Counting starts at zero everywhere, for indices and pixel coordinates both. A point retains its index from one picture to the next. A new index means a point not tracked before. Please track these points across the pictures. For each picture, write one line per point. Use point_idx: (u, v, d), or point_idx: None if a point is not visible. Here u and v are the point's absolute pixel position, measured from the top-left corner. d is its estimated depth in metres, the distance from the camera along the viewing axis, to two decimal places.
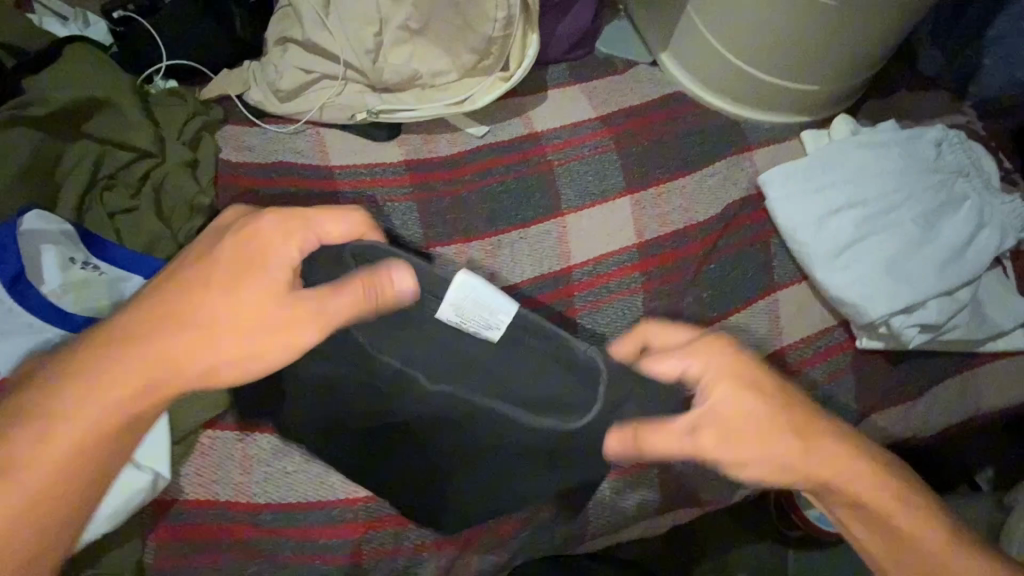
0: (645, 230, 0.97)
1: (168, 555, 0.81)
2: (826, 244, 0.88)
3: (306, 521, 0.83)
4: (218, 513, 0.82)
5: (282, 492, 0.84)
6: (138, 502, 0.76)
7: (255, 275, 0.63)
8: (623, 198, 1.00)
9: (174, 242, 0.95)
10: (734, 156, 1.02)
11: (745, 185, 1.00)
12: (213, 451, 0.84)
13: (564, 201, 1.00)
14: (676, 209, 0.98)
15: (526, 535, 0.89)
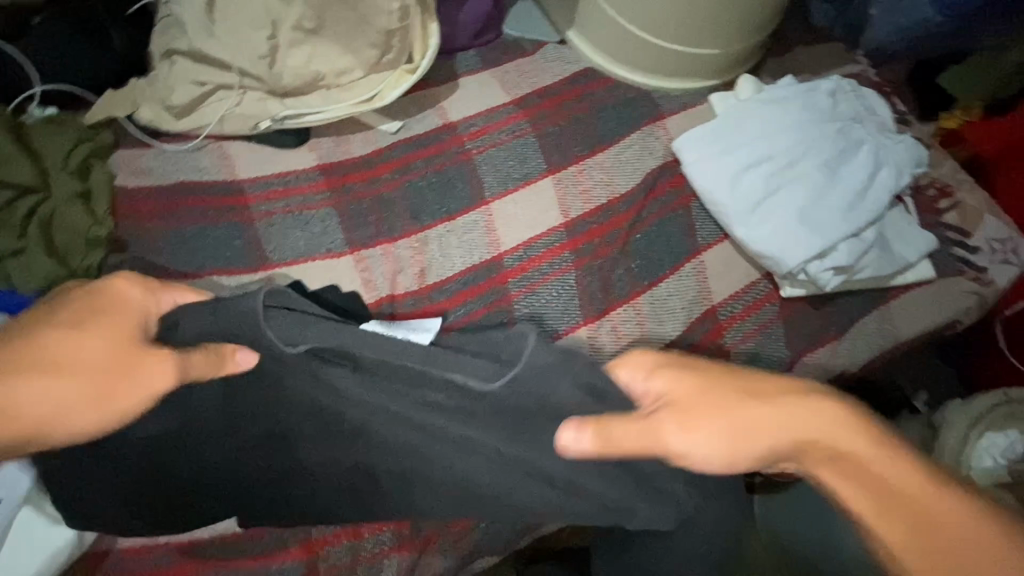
0: (571, 208, 0.99)
1: None
2: (741, 201, 0.96)
3: (255, 548, 0.78)
4: (158, 557, 0.76)
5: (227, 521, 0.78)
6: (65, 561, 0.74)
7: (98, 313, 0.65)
8: (546, 179, 1.01)
9: (75, 281, 0.84)
10: (649, 126, 1.06)
11: (661, 154, 1.05)
12: None
13: (486, 189, 0.99)
14: (598, 184, 1.01)
15: (488, 528, 0.86)
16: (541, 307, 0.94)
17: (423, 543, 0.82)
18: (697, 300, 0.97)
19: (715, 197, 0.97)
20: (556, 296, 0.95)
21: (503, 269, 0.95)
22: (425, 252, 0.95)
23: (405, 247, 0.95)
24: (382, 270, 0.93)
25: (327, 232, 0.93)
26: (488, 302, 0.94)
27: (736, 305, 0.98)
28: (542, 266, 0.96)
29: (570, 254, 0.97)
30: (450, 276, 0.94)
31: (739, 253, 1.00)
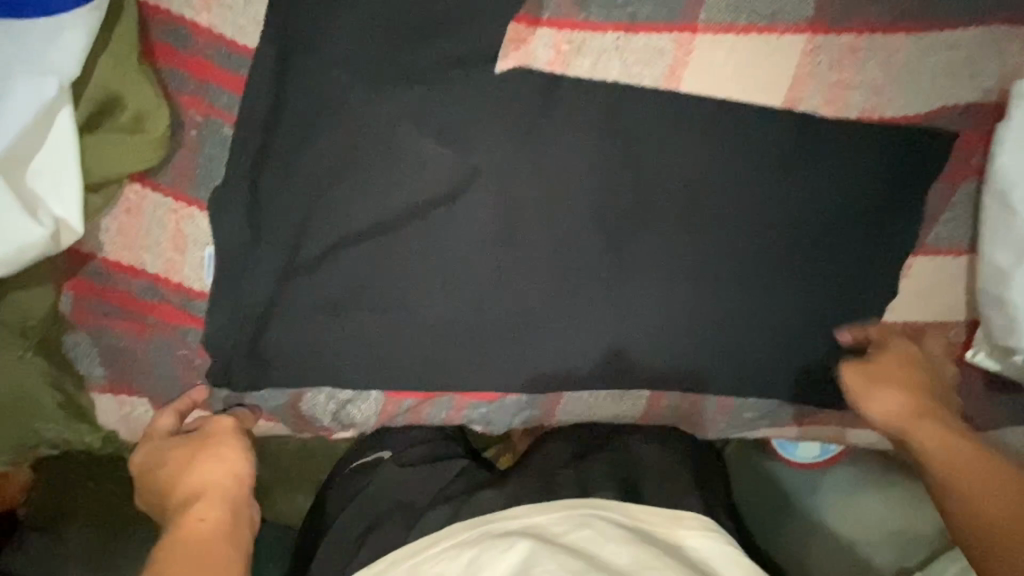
0: (801, 99, 0.65)
1: (86, 312, 0.62)
2: None
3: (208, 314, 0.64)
4: (140, 286, 0.62)
5: (220, 287, 0.62)
6: (35, 259, 0.55)
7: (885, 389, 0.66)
8: (799, 35, 0.63)
9: None
10: (1011, 29, 0.63)
11: (990, 84, 0.64)
12: (142, 214, 0.60)
13: (708, 7, 0.63)
14: (864, 85, 0.64)
15: (480, 414, 0.75)
16: (163, 291, 0.62)
17: (417, 397, 0.70)
18: (866, 308, 0.71)
19: (1011, 199, 0.62)
20: (161, 327, 0.63)
21: (125, 290, 0.62)
22: (153, 252, 0.61)
23: (544, 42, 0.62)
24: (170, 207, 0.60)
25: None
26: (116, 317, 0.62)
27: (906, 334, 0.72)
28: (134, 290, 0.62)
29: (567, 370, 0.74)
30: (129, 268, 0.61)
31: (962, 280, 0.71)
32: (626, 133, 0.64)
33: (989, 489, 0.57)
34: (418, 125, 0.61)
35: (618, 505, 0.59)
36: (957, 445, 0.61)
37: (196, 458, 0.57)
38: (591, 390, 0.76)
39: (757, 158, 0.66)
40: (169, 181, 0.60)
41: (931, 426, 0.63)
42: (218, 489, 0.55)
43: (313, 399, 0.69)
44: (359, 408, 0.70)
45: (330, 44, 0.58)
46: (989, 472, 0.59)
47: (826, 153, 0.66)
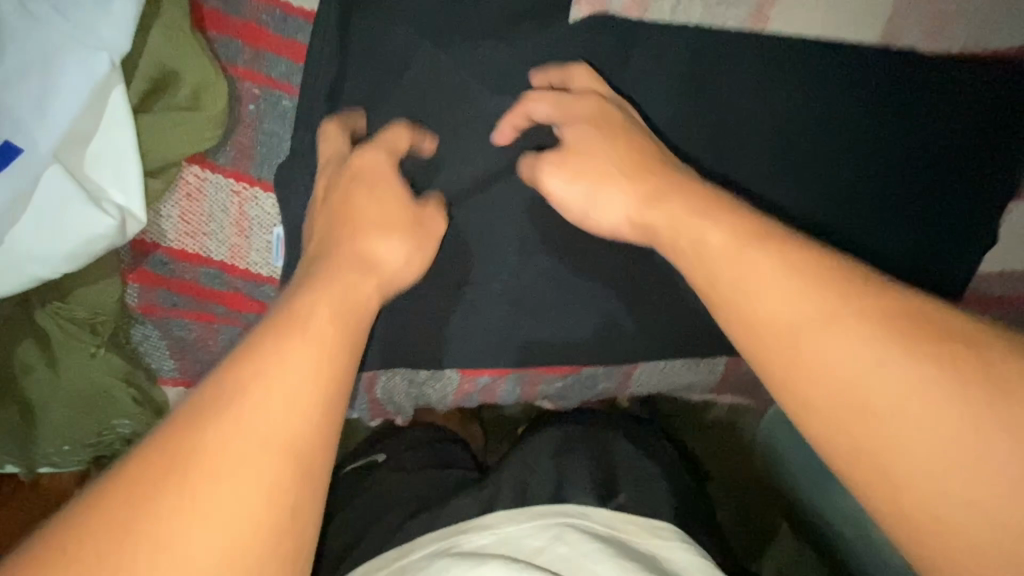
0: (901, 33, 0.59)
1: (152, 304, 0.59)
2: None
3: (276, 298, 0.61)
4: (206, 274, 0.59)
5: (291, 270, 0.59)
6: (103, 251, 0.52)
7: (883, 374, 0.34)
8: None
9: None
10: None
11: None
12: (203, 197, 0.57)
13: None
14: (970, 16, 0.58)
15: (555, 386, 0.72)
16: (228, 278, 0.59)
17: (494, 372, 0.68)
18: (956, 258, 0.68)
19: None
20: (228, 316, 0.61)
21: (189, 279, 0.59)
22: (216, 237, 0.58)
23: None
24: (230, 188, 0.57)
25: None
26: (183, 308, 0.60)
27: (992, 283, 0.71)
28: (199, 278, 0.59)
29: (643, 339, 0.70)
30: (192, 255, 0.58)
31: None
32: (707, 85, 0.60)
33: (916, 420, 0.33)
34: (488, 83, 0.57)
35: (590, 512, 0.52)
36: (885, 373, 0.34)
37: (289, 344, 0.34)
38: (666, 359, 0.72)
39: (849, 106, 0.62)
40: (229, 160, 0.56)
41: (824, 302, 0.37)
42: (308, 386, 0.33)
43: (388, 382, 0.67)
44: (436, 387, 0.68)
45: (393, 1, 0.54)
46: (862, 357, 0.34)
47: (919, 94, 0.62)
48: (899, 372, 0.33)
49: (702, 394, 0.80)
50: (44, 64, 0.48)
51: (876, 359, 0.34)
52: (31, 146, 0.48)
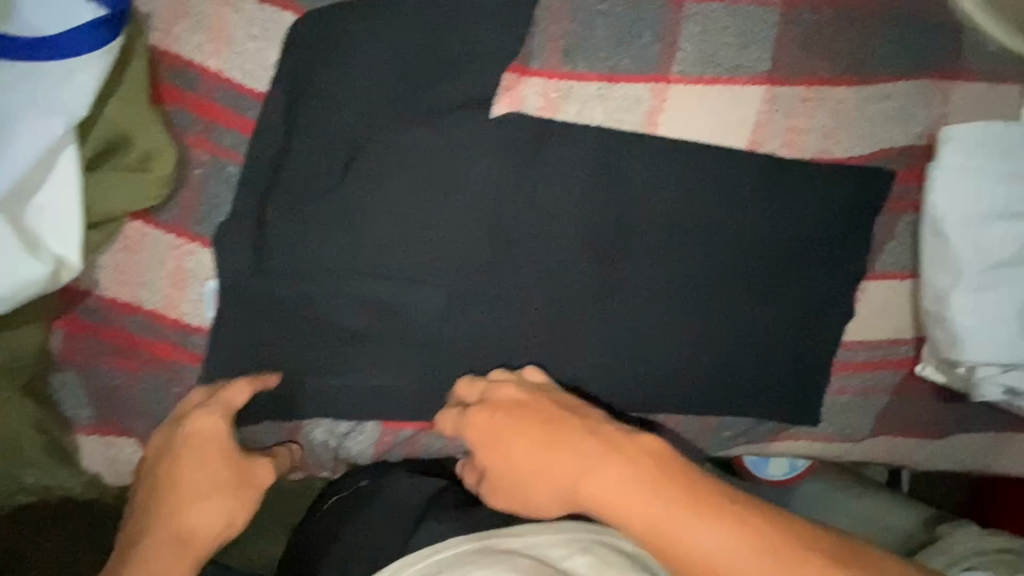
0: (761, 142, 0.72)
1: (77, 349, 0.61)
2: (973, 254, 0.70)
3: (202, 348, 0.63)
4: (135, 322, 0.61)
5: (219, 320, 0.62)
6: (32, 296, 0.54)
7: (599, 479, 0.54)
8: (756, 86, 0.71)
9: None
10: (934, 81, 0.73)
11: (919, 128, 0.73)
12: (142, 250, 0.60)
13: (675, 61, 0.70)
14: (816, 130, 0.72)
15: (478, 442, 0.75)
16: (157, 327, 0.62)
17: (416, 426, 0.71)
18: (823, 329, 0.78)
19: (945, 230, 0.70)
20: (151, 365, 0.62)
21: (118, 326, 0.61)
22: (147, 287, 0.61)
23: (535, 90, 0.68)
24: (168, 243, 0.61)
25: (426, 12, 0.63)
26: (106, 355, 0.61)
27: (861, 352, 0.80)
28: (128, 325, 0.61)
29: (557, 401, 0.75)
30: (124, 303, 0.61)
31: (909, 300, 0.78)
32: (605, 174, 0.71)
33: (615, 494, 0.53)
34: (416, 163, 0.66)
35: (628, 530, 0.57)
36: (646, 504, 0.51)
37: (212, 487, 0.58)
38: None
39: (720, 196, 0.72)
40: (170, 217, 0.61)
41: (580, 443, 0.57)
42: (212, 527, 0.58)
43: (310, 434, 0.69)
44: (355, 440, 0.70)
45: (334, 89, 0.62)
46: (620, 482, 0.53)
47: (782, 190, 0.73)
48: (625, 509, 0.52)
49: None
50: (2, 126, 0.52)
51: (643, 494, 0.52)
52: None
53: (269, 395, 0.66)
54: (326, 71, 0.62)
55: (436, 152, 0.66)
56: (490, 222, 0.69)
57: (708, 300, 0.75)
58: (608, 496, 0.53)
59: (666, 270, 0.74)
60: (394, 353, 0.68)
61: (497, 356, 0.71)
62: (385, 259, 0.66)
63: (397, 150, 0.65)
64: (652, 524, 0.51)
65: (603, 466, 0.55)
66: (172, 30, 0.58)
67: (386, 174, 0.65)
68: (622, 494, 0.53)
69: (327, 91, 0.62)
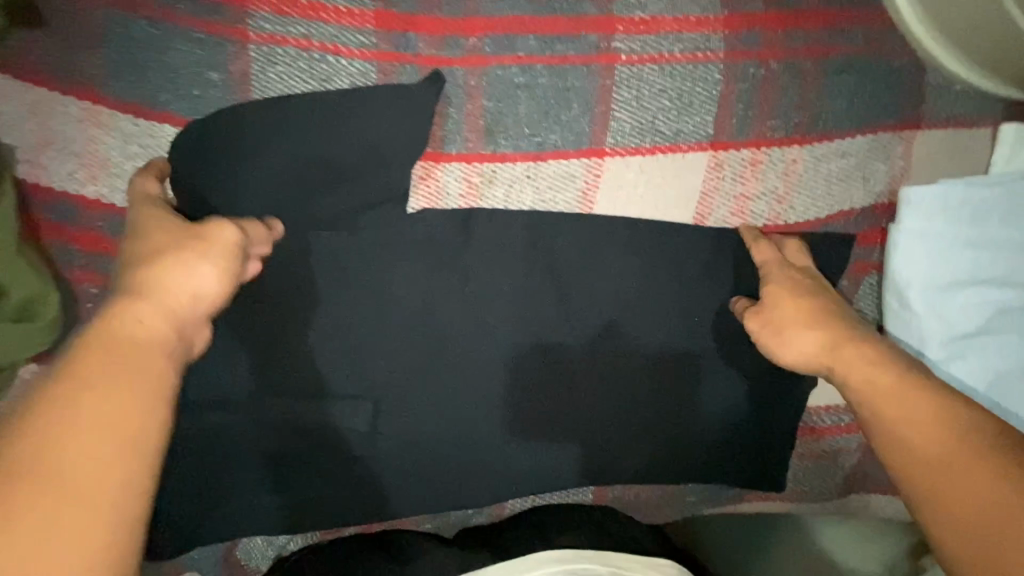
0: (709, 212, 0.67)
1: None
2: (938, 323, 0.65)
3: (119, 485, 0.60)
4: None
5: None
6: None
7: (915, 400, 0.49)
8: (700, 152, 0.66)
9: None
10: (892, 133, 0.67)
11: (877, 185, 0.68)
12: None
13: (610, 132, 0.64)
14: (766, 195, 0.67)
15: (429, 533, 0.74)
16: None
17: (362, 528, 0.70)
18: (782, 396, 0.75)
19: (909, 298, 0.66)
20: None
21: None
22: None
23: (456, 175, 0.63)
24: None
25: (328, 108, 0.58)
26: None
27: (824, 416, 0.78)
28: None
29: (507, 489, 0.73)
30: None
31: None
32: (541, 259, 0.66)
33: (936, 458, 0.46)
34: (333, 270, 0.61)
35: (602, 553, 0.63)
36: (944, 463, 0.45)
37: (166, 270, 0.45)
38: (536, 495, 0.75)
39: (667, 275, 0.68)
40: None
41: (852, 355, 0.55)
42: (170, 321, 0.43)
43: (250, 544, 0.67)
44: (300, 546, 0.69)
45: (233, 204, 0.57)
46: (925, 432, 0.47)
47: (735, 263, 0.68)
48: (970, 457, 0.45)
49: None
50: None
51: (961, 441, 0.45)
52: None
53: (199, 521, 0.64)
54: (222, 186, 0.57)
55: (353, 254, 0.61)
56: (420, 321, 0.65)
57: (660, 377, 0.72)
58: (883, 396, 0.51)
59: (615, 354, 0.70)
60: (331, 461, 0.66)
61: (439, 453, 0.69)
62: (311, 370, 0.63)
63: (310, 259, 0.60)
64: (938, 459, 0.46)
65: (904, 402, 0.50)
66: (43, 159, 0.54)
67: (301, 287, 0.61)
68: (929, 429, 0.47)
69: (226, 205, 0.57)
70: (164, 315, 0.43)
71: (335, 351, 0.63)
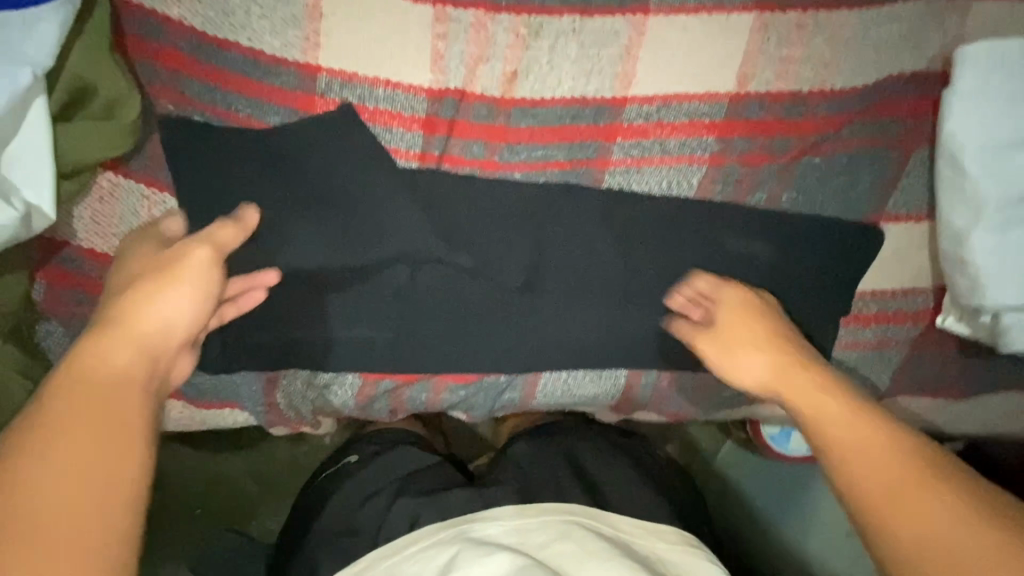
0: (753, 76, 0.67)
1: (61, 298, 0.63)
2: (996, 186, 0.64)
3: None
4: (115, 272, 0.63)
5: None
6: (9, 241, 0.56)
7: (896, 447, 0.53)
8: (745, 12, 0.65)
9: None
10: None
11: (928, 53, 0.67)
12: (117, 200, 0.62)
13: None
14: (812, 60, 0.67)
15: (463, 398, 0.75)
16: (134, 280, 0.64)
17: (398, 379, 0.71)
18: (831, 281, 0.72)
19: (964, 161, 0.64)
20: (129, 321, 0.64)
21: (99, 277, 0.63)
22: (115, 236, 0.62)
23: (503, 26, 0.64)
24: (140, 195, 0.62)
25: None
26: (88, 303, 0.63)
27: (875, 304, 0.74)
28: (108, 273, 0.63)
29: (539, 358, 0.73)
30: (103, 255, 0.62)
31: (927, 244, 0.72)
32: (583, 115, 0.67)
33: (881, 476, 0.51)
34: (387, 110, 0.65)
35: (604, 514, 0.65)
36: (938, 514, 0.47)
37: (164, 289, 0.51)
38: (569, 370, 0.75)
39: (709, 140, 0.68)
40: (143, 167, 0.62)
41: (803, 383, 0.61)
42: (187, 319, 0.52)
43: (289, 384, 0.69)
44: (335, 393, 0.70)
45: (296, 35, 0.61)
46: (857, 429, 0.55)
47: (777, 130, 0.68)
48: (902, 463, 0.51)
49: (609, 410, 0.81)
50: None
51: (919, 467, 0.51)
52: None
53: (244, 349, 0.66)
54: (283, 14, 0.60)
55: (404, 98, 0.65)
56: (462, 170, 0.67)
57: (704, 250, 0.70)
58: (797, 387, 0.61)
59: (657, 223, 0.70)
60: (371, 305, 0.68)
61: (476, 309, 0.70)
62: (358, 207, 0.65)
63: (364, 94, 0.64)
64: (891, 496, 0.50)
65: (857, 429, 0.55)
66: None
67: (354, 121, 0.64)
68: (904, 490, 0.50)
69: (288, 34, 0.61)
70: (136, 347, 0.48)
71: (382, 188, 0.65)
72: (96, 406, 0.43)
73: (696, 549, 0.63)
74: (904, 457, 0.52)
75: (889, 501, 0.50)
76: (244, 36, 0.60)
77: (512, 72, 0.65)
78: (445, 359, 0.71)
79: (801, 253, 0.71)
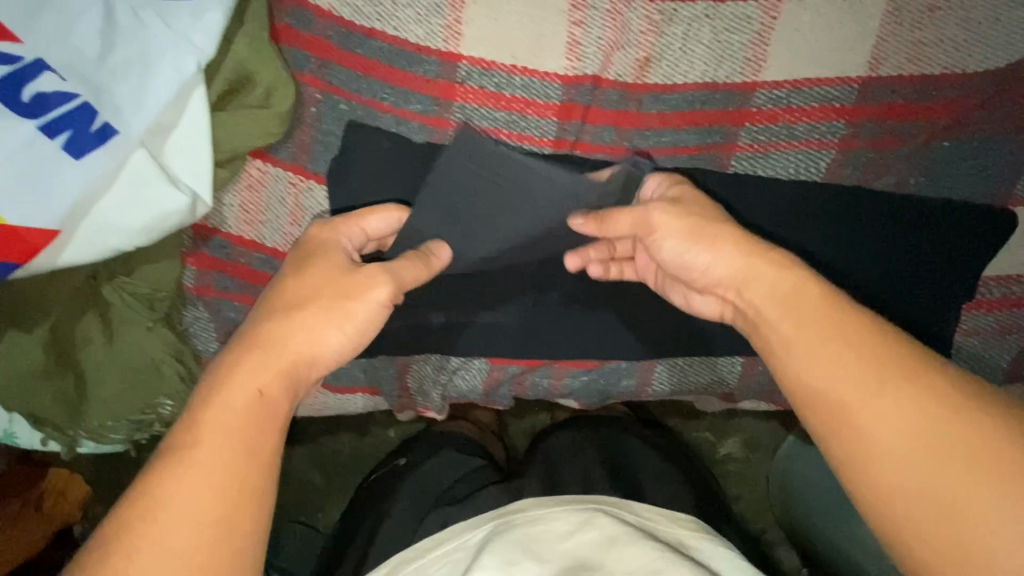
0: (885, 60, 0.66)
1: (207, 282, 0.64)
2: None
3: None
4: (260, 258, 0.64)
5: None
6: (174, 226, 0.57)
7: (883, 364, 0.47)
8: None
9: None
10: None
11: None
12: (265, 188, 0.63)
13: None
14: (947, 42, 0.66)
15: (582, 383, 0.76)
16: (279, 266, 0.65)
17: (524, 363, 0.73)
18: (951, 264, 0.74)
19: None
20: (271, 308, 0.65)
21: (247, 263, 0.64)
22: (263, 223, 0.63)
23: (639, 11, 0.64)
24: (286, 183, 0.63)
25: None
26: (234, 288, 0.65)
27: (995, 289, 0.75)
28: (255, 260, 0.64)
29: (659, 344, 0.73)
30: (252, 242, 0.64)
31: None
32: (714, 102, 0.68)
33: (882, 405, 0.46)
34: (523, 97, 0.65)
35: (625, 502, 0.62)
36: (938, 440, 0.44)
37: (319, 315, 0.53)
38: (685, 357, 0.75)
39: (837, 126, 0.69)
40: (290, 156, 0.63)
41: (775, 284, 0.54)
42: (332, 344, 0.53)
43: (420, 368, 0.72)
44: (465, 376, 0.72)
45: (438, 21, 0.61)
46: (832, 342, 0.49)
47: (905, 115, 0.69)
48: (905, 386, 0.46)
49: (718, 397, 0.82)
50: (144, 63, 0.54)
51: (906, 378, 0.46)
52: (125, 128, 0.54)
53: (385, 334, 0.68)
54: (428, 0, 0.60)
55: (540, 85, 0.65)
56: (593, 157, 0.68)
57: (824, 232, 0.73)
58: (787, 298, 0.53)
59: (782, 206, 0.72)
60: (502, 291, 0.69)
61: (603, 295, 0.70)
62: None
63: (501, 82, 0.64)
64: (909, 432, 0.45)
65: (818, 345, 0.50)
66: None
67: (492, 109, 0.65)
68: (907, 418, 0.45)
69: (430, 21, 0.61)
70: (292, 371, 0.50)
71: None
72: (240, 453, 0.45)
73: (711, 534, 0.61)
74: (883, 368, 0.47)
75: (894, 432, 0.45)
76: (390, 24, 0.60)
77: (646, 58, 0.65)
78: (570, 345, 0.72)
79: (921, 234, 0.73)
